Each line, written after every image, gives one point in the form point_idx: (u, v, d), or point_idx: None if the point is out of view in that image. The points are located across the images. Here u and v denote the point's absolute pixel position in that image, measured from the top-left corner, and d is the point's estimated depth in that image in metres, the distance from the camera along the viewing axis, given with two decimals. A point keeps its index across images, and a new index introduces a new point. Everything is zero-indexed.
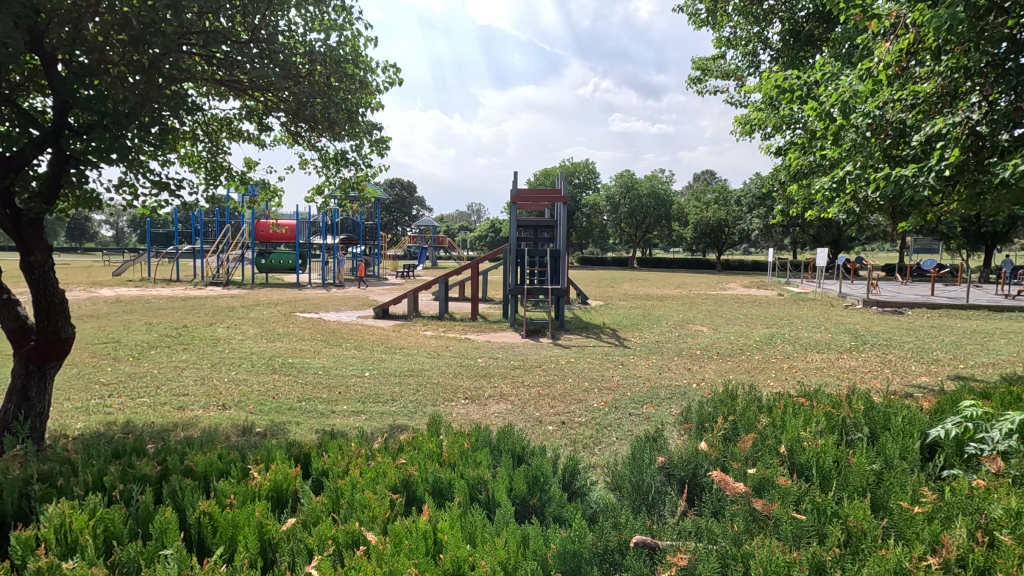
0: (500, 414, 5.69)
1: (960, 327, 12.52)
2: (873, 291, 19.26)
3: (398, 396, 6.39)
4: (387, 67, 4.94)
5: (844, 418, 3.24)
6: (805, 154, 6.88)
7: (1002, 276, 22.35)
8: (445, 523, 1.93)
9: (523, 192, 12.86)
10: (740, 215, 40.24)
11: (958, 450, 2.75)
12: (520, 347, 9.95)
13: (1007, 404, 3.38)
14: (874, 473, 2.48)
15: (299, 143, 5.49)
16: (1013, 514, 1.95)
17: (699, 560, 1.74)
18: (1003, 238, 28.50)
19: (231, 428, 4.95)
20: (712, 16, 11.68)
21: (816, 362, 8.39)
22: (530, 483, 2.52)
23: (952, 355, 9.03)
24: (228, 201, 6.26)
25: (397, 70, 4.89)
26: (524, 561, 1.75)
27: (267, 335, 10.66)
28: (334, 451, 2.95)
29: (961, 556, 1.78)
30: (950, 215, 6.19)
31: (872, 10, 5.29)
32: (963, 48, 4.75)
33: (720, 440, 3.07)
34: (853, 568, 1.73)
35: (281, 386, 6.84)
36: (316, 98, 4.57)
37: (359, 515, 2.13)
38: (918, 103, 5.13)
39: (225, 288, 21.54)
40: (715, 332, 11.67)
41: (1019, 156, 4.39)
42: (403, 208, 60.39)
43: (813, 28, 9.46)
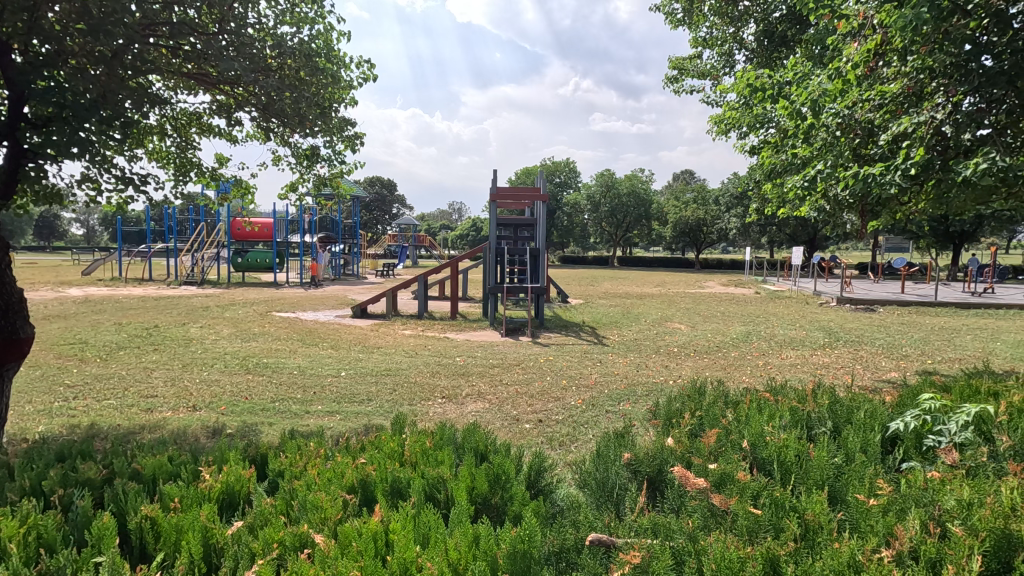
0: (476, 413, 5.60)
1: (928, 323, 12.84)
2: (846, 289, 19.56)
3: (374, 396, 6.28)
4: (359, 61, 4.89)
5: (809, 413, 3.29)
6: (777, 152, 6.94)
7: (969, 275, 22.97)
8: (398, 523, 1.87)
9: (503, 190, 12.75)
10: (718, 215, 40.82)
11: (917, 442, 2.77)
12: (498, 345, 9.84)
13: (970, 398, 3.43)
14: (834, 466, 2.47)
15: (270, 138, 5.37)
16: (965, 505, 1.97)
17: (653, 558, 1.69)
18: (970, 238, 29.28)
19: (200, 430, 4.80)
20: (688, 16, 11.81)
21: (791, 359, 8.44)
22: (492, 482, 2.47)
23: (920, 350, 9.23)
24: (198, 198, 6.11)
25: (369, 63, 4.83)
26: (475, 562, 1.70)
27: (242, 335, 10.45)
28: (292, 452, 2.87)
29: (914, 547, 1.79)
30: (917, 214, 6.33)
31: (841, 11, 5.36)
32: (929, 49, 4.81)
33: (685, 436, 3.05)
34: (806, 561, 1.72)
35: (254, 386, 6.68)
36: (286, 92, 4.47)
37: (309, 517, 2.06)
38: (885, 103, 5.23)
39: (200, 288, 20.97)
40: (692, 329, 11.76)
41: (981, 155, 4.50)
42: (384, 207, 60.12)
43: (787, 29, 9.60)
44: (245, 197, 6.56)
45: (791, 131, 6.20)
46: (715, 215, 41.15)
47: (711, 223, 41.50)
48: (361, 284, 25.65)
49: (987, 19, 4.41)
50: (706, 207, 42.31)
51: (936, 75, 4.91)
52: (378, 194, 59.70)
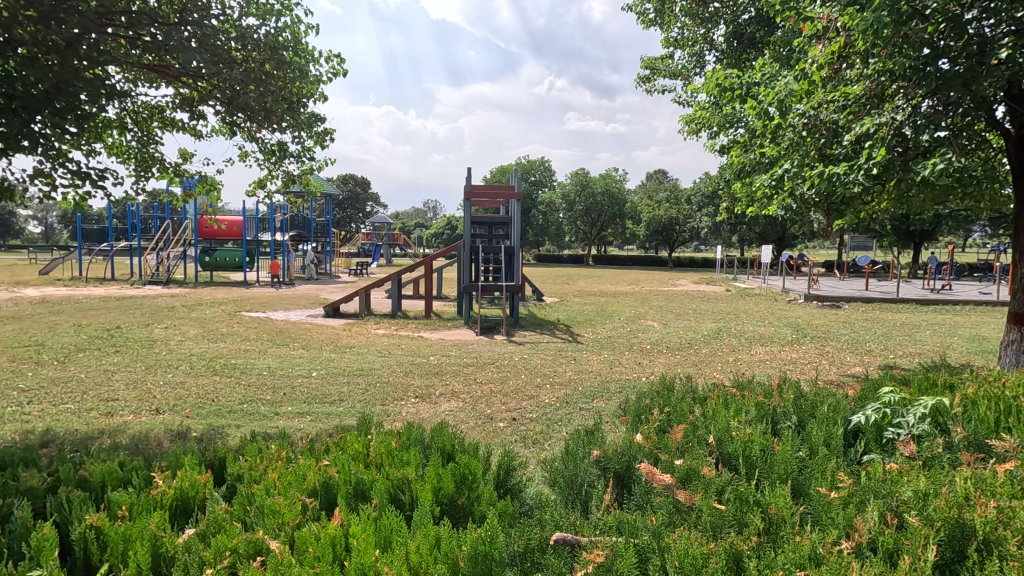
0: (449, 412, 5.54)
1: (891, 319, 13.25)
2: (812, 287, 20.06)
3: (346, 396, 6.17)
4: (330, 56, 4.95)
5: (775, 407, 3.31)
6: (746, 152, 7.06)
7: (928, 273, 23.79)
8: (357, 527, 1.81)
9: (477, 188, 12.65)
10: (691, 214, 41.48)
11: (877, 434, 2.83)
12: (473, 344, 9.79)
13: (928, 390, 3.53)
14: (798, 460, 2.49)
15: (236, 133, 5.21)
16: (921, 496, 2.01)
17: (617, 556, 1.67)
18: (929, 237, 30.38)
19: (163, 433, 4.64)
20: (660, 17, 11.94)
21: (761, 355, 8.59)
22: (458, 482, 2.42)
23: (883, 346, 9.51)
24: (162, 194, 5.91)
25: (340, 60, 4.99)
26: (435, 565, 1.66)
27: (209, 335, 10.16)
28: (252, 456, 2.78)
29: (872, 539, 1.81)
30: (880, 213, 6.49)
31: (806, 13, 5.45)
32: (889, 52, 4.89)
33: (654, 432, 3.05)
34: (768, 555, 1.72)
35: (221, 388, 6.48)
36: (250, 86, 4.32)
37: (265, 523, 1.99)
38: (848, 104, 5.36)
39: (165, 288, 20.29)
40: (664, 327, 11.88)
41: (939, 156, 4.66)
42: (358, 205, 59.21)
43: (755, 31, 9.80)
44: (210, 193, 6.37)
45: (759, 131, 6.31)
46: (687, 214, 41.81)
47: (683, 223, 42.17)
48: (334, 283, 25.24)
49: (945, 23, 4.52)
50: (678, 206, 42.91)
51: (896, 78, 5.01)
52: (351, 191, 58.77)
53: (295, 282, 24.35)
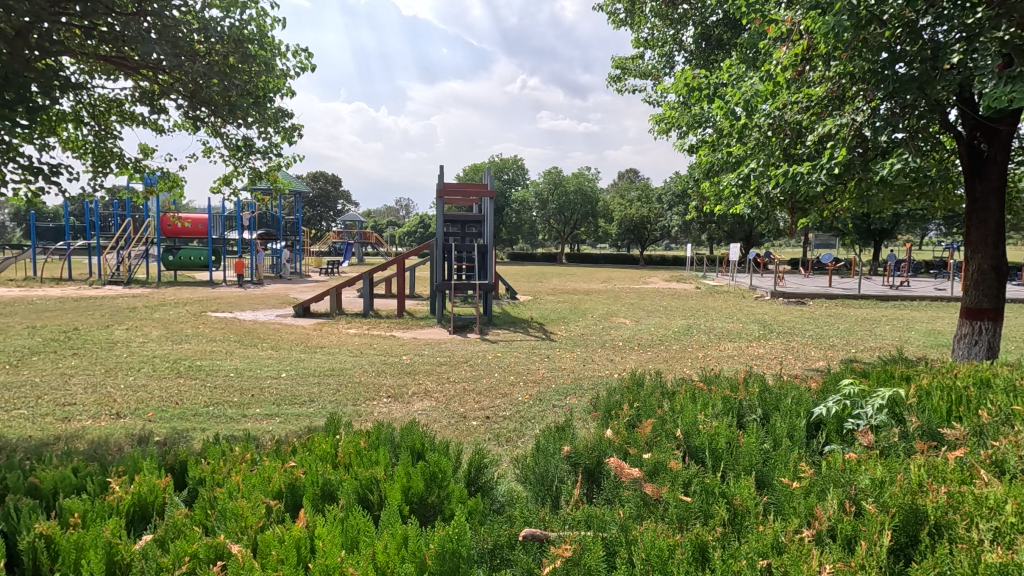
0: (422, 411, 5.50)
1: (853, 315, 13.70)
2: (778, 283, 20.58)
3: (316, 397, 6.07)
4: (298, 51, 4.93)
5: (741, 401, 3.38)
6: (714, 151, 7.19)
7: (888, 269, 24.67)
8: (323, 528, 1.78)
9: (450, 186, 12.54)
10: (662, 212, 42.12)
11: (838, 425, 2.92)
12: (447, 343, 9.74)
13: (885, 381, 3.67)
14: (762, 452, 2.55)
15: (200, 128, 5.06)
16: (878, 484, 2.07)
17: (585, 549, 1.68)
18: (888, 235, 31.53)
19: (124, 438, 4.47)
20: (630, 17, 12.09)
21: (729, 351, 8.78)
22: (428, 480, 2.40)
23: (845, 340, 9.83)
24: (121, 191, 5.70)
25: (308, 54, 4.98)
26: (402, 563, 1.64)
27: (173, 337, 9.84)
28: (215, 458, 2.71)
29: (832, 526, 1.86)
30: (842, 211, 6.69)
31: (770, 16, 5.56)
32: (849, 55, 5.02)
33: (623, 427, 3.08)
34: (732, 545, 1.76)
35: (186, 390, 6.29)
36: (214, 79, 4.19)
37: (227, 527, 1.94)
38: (811, 106, 5.50)
39: (127, 288, 19.60)
40: (636, 324, 12.04)
41: (896, 156, 4.82)
42: (328, 203, 58.23)
43: (723, 33, 10.00)
44: (173, 190, 6.18)
45: (726, 131, 6.44)
46: (658, 213, 42.42)
47: (655, 221, 42.78)
48: (304, 282, 24.79)
49: (900, 28, 4.67)
50: (649, 205, 43.51)
51: (856, 80, 5.16)
52: (321, 188, 57.77)
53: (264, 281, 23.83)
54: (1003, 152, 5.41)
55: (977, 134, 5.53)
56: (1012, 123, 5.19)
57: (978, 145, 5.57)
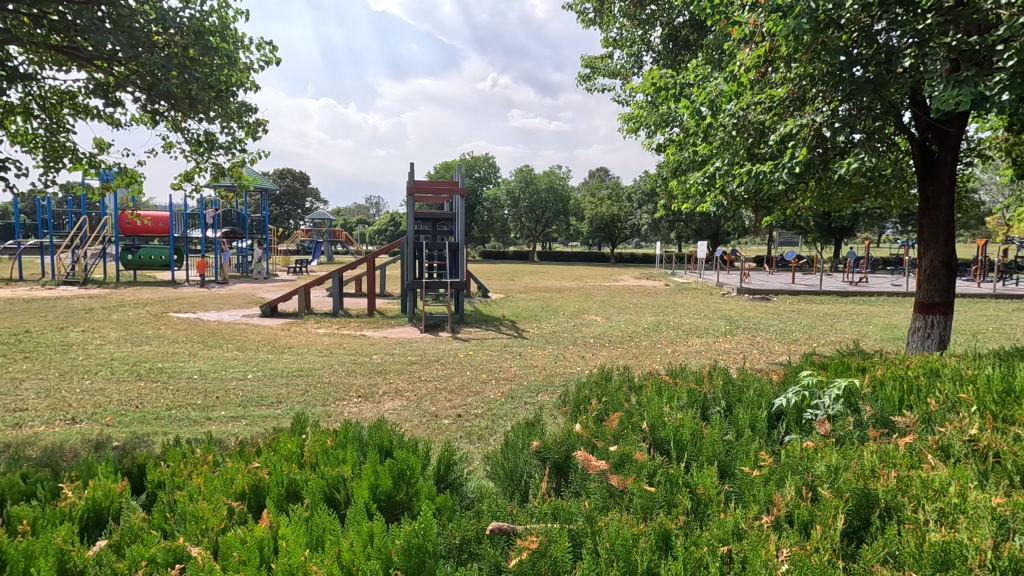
0: (393, 411, 5.46)
1: (814, 310, 14.15)
2: (743, 280, 21.11)
3: (284, 398, 5.95)
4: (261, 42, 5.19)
5: (705, 394, 3.46)
6: (681, 150, 7.32)
7: (848, 266, 25.53)
8: (287, 528, 1.75)
9: (420, 184, 12.42)
10: (632, 211, 42.69)
11: (797, 415, 3.02)
12: (418, 342, 9.68)
13: (842, 373, 3.81)
14: (725, 442, 2.61)
15: (159, 122, 4.90)
16: (832, 470, 2.15)
17: (551, 542, 1.70)
18: (848, 233, 32.63)
19: (80, 444, 4.30)
20: (599, 17, 12.20)
21: (697, 346, 8.96)
22: (396, 477, 2.38)
23: (807, 335, 10.14)
24: (75, 187, 5.48)
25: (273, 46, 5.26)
26: (367, 561, 1.63)
27: (132, 338, 9.50)
28: (175, 461, 2.63)
29: (789, 512, 1.93)
30: (804, 209, 6.89)
31: (734, 17, 5.67)
32: (809, 57, 5.16)
33: (592, 421, 3.11)
34: (695, 532, 1.80)
35: (147, 393, 6.09)
36: (173, 71, 4.06)
37: (186, 529, 1.89)
38: (773, 106, 5.65)
39: (83, 288, 18.82)
40: (607, 321, 12.18)
41: (853, 155, 5.00)
42: (296, 201, 57.04)
43: (689, 34, 10.19)
44: (131, 186, 5.97)
45: (692, 130, 6.56)
46: (628, 211, 42.97)
47: (625, 219, 43.29)
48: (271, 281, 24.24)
49: (857, 33, 4.83)
50: (620, 203, 44.02)
51: (815, 82, 5.32)
52: (289, 186, 56.54)
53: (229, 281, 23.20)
54: (953, 153, 5.67)
55: (928, 137, 5.77)
56: (961, 125, 5.47)
57: (929, 147, 5.82)
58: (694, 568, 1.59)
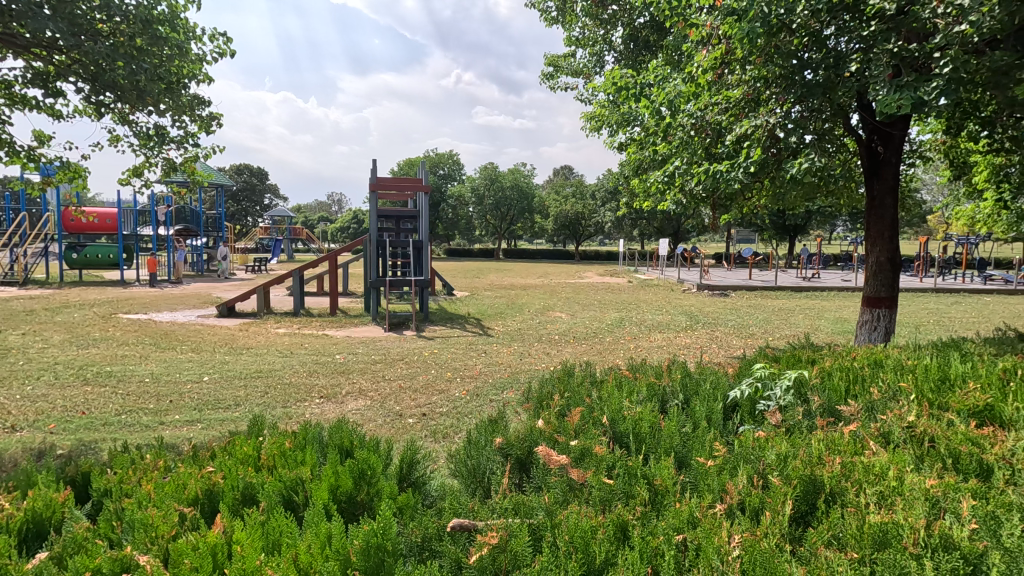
0: (357, 411, 5.38)
1: (770, 305, 14.66)
2: (703, 276, 21.64)
3: (243, 400, 5.79)
4: (214, 35, 5.02)
5: (664, 387, 3.54)
6: (642, 149, 7.45)
7: (801, 262, 26.51)
8: (241, 533, 1.71)
9: (383, 181, 12.25)
10: (595, 209, 43.20)
11: (751, 407, 3.12)
12: (382, 341, 9.56)
13: (794, 364, 3.96)
14: (682, 434, 2.68)
15: (104, 115, 4.68)
16: (782, 459, 2.24)
17: (511, 536, 1.72)
18: (801, 230, 33.88)
19: (20, 453, 4.07)
20: (562, 16, 12.29)
21: (658, 342, 9.15)
22: (356, 477, 2.35)
23: (764, 329, 10.49)
24: (12, 181, 5.18)
25: (228, 39, 5.08)
26: (325, 562, 1.61)
27: (77, 341, 9.05)
28: (123, 467, 2.53)
29: (742, 500, 1.99)
30: (760, 207, 7.10)
31: (692, 19, 5.78)
32: (763, 60, 5.32)
33: (554, 416, 3.15)
34: (652, 521, 1.85)
35: (94, 398, 5.81)
36: (119, 62, 3.88)
37: (134, 537, 1.82)
38: (730, 107, 5.79)
39: (22, 289, 17.81)
40: (571, 318, 12.30)
41: (803, 156, 5.19)
42: (254, 197, 55.34)
43: (649, 35, 10.37)
44: (74, 181, 5.68)
45: (652, 130, 6.68)
46: (592, 209, 43.46)
47: (589, 217, 43.77)
48: (228, 280, 23.49)
49: (807, 37, 5.02)
50: (584, 201, 44.49)
51: (769, 84, 5.49)
52: (246, 182, 54.82)
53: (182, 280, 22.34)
54: (896, 154, 5.96)
55: (874, 138, 6.05)
56: (903, 127, 5.75)
57: (875, 148, 6.11)
58: (650, 556, 1.63)
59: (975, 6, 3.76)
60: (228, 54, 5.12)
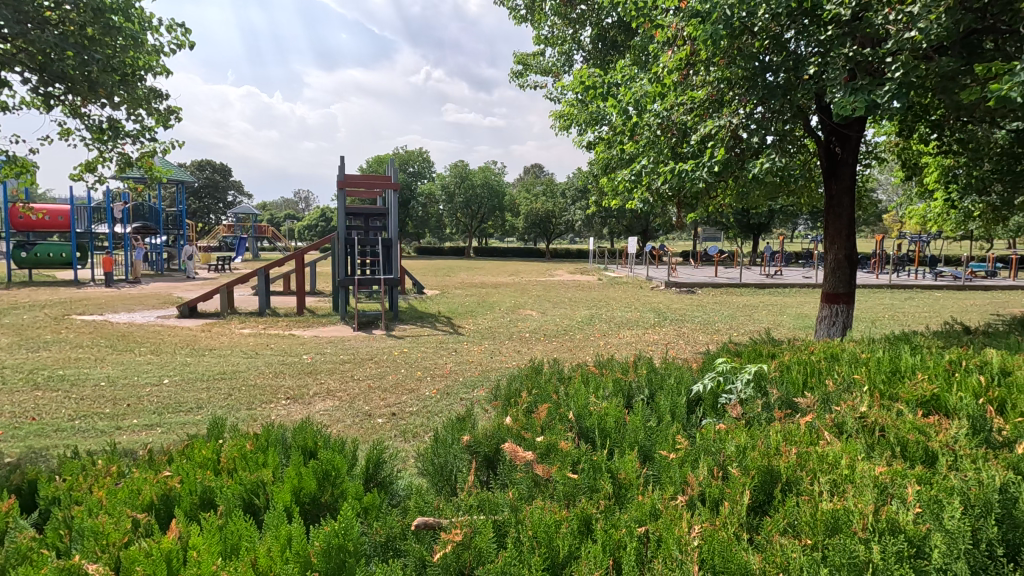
0: (325, 411, 5.30)
1: (735, 302, 15.04)
2: (671, 273, 22.00)
3: (205, 403, 5.62)
4: (172, 26, 4.86)
5: (630, 383, 3.60)
6: (610, 148, 7.52)
7: (765, 260, 27.25)
8: (198, 537, 1.66)
9: (352, 178, 12.07)
10: (565, 207, 43.50)
11: (713, 400, 3.20)
12: (351, 340, 9.43)
13: (755, 359, 4.07)
14: (646, 428, 2.73)
15: (54, 107, 4.47)
16: (741, 451, 2.30)
17: (475, 533, 1.72)
18: (764, 229, 34.83)
19: None
20: (531, 14, 12.33)
21: (627, 338, 9.28)
22: (320, 479, 2.32)
23: (729, 325, 10.75)
24: None
25: (187, 30, 4.92)
26: (285, 564, 1.59)
27: (27, 344, 8.64)
28: (72, 475, 2.43)
29: (702, 491, 2.04)
30: (724, 206, 7.26)
31: (658, 20, 5.86)
32: (726, 62, 5.44)
33: (521, 413, 3.16)
34: (615, 514, 1.88)
35: (45, 404, 5.56)
36: (69, 50, 3.71)
37: (84, 546, 1.76)
38: (694, 108, 5.91)
39: None
40: (542, 316, 12.37)
41: (764, 156, 5.32)
42: (217, 194, 53.77)
43: (617, 35, 10.50)
44: (22, 175, 5.43)
45: (619, 129, 6.75)
46: (562, 207, 43.75)
47: (559, 215, 44.05)
48: (190, 280, 22.77)
49: (768, 40, 5.16)
50: (554, 199, 44.75)
51: (732, 86, 5.61)
52: (208, 178, 53.22)
53: (141, 279, 21.54)
54: (853, 154, 6.17)
55: (832, 139, 6.25)
56: (859, 129, 5.96)
57: (833, 149, 6.32)
58: (613, 549, 1.65)
59: (924, 14, 3.93)
60: (187, 46, 4.96)
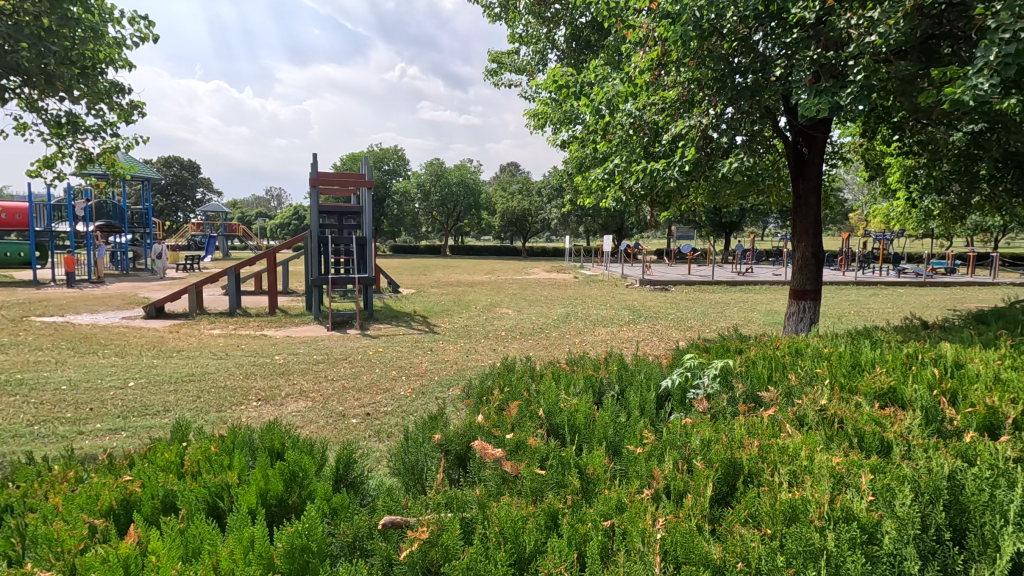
0: (297, 412, 5.22)
1: (707, 299, 15.30)
2: (645, 271, 22.26)
3: (172, 406, 5.49)
4: (134, 17, 4.73)
5: (602, 379, 3.64)
6: (583, 147, 7.58)
7: (736, 258, 27.78)
8: (157, 542, 1.63)
9: (325, 175, 11.90)
10: (542, 206, 43.62)
11: (681, 395, 3.25)
12: (324, 340, 9.30)
13: (724, 354, 4.16)
14: (615, 423, 2.76)
15: (10, 100, 4.31)
16: (705, 444, 2.35)
17: (442, 530, 1.73)
18: (736, 227, 35.50)
19: None
20: (505, 13, 12.34)
21: (602, 336, 9.37)
22: (287, 480, 2.28)
23: (701, 322, 10.94)
24: None
25: (150, 22, 4.79)
26: (248, 566, 1.57)
27: None
28: (27, 481, 2.35)
29: (667, 483, 2.08)
30: (695, 205, 7.38)
31: (629, 21, 5.92)
32: (696, 63, 5.53)
33: (493, 411, 3.17)
34: (581, 508, 1.90)
35: (2, 409, 5.36)
36: (24, 42, 3.57)
37: (37, 554, 1.71)
38: (665, 107, 5.99)
39: None
40: (518, 314, 12.38)
41: (733, 156, 5.43)
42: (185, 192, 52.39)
43: (591, 35, 10.57)
44: None
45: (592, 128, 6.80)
46: (538, 206, 43.87)
47: (535, 214, 44.16)
48: (157, 280, 22.15)
49: (736, 42, 5.26)
50: (530, 198, 44.85)
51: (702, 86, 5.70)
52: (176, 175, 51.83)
53: (105, 280, 20.86)
54: (818, 155, 6.33)
55: (799, 140, 6.41)
56: (824, 130, 6.12)
57: (799, 149, 6.47)
58: (577, 542, 1.68)
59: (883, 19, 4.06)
60: (150, 39, 4.84)
